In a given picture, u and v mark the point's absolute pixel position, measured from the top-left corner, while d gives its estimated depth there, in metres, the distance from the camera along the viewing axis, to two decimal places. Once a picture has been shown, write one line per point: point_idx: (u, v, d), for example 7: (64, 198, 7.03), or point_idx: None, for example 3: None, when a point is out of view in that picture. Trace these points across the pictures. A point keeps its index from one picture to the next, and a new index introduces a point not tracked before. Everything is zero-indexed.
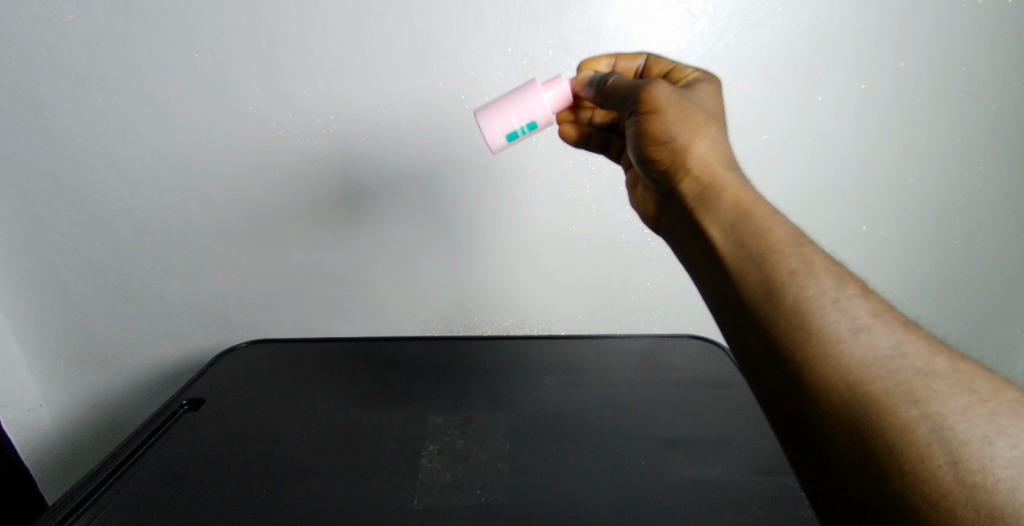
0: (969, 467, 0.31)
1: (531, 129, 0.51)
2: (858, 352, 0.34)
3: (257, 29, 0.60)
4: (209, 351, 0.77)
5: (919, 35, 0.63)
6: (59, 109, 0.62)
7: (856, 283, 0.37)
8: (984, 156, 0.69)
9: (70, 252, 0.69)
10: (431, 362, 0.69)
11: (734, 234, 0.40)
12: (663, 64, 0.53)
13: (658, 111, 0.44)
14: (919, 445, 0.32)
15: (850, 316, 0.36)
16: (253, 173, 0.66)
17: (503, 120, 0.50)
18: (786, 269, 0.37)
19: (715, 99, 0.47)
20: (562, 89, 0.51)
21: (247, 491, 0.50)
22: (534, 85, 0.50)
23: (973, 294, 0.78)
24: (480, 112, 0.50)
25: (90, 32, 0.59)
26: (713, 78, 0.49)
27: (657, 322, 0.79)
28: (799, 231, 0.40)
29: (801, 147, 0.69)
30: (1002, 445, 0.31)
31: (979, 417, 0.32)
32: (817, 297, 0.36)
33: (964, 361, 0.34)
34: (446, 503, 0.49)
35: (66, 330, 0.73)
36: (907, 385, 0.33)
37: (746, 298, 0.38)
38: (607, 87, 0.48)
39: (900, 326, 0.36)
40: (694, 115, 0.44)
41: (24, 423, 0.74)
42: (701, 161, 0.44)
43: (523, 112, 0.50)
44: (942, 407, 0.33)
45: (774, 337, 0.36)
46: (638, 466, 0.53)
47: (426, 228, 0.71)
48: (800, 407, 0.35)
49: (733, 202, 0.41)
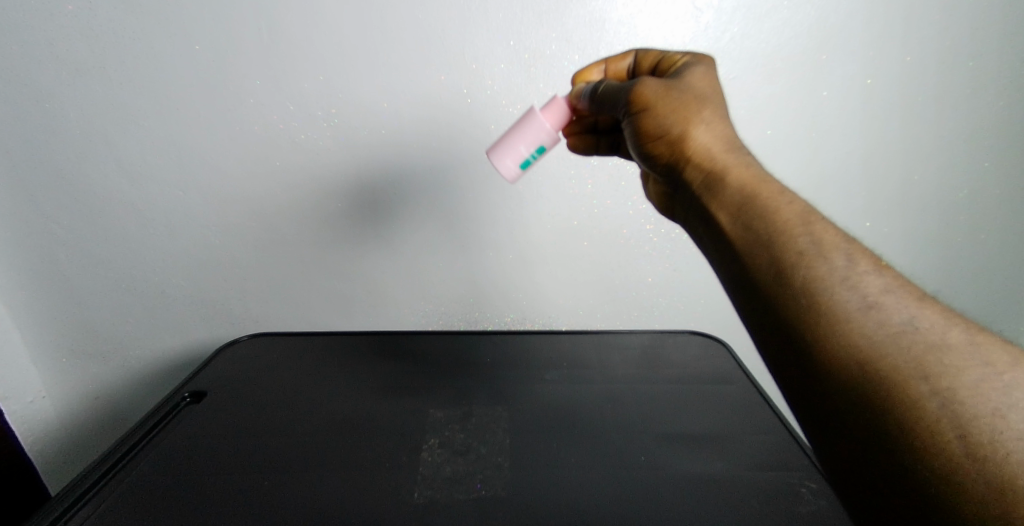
0: (980, 441, 0.31)
1: (541, 153, 0.51)
2: (870, 329, 0.34)
3: (260, 22, 0.60)
4: (210, 345, 0.77)
5: (925, 30, 0.63)
6: (60, 101, 0.62)
7: (869, 258, 0.37)
8: (990, 152, 0.69)
9: (72, 245, 0.69)
10: (436, 355, 0.69)
11: (741, 219, 0.40)
12: (652, 56, 0.52)
13: (649, 109, 0.45)
14: (930, 421, 0.32)
15: (860, 294, 0.35)
16: (256, 165, 0.66)
17: (512, 153, 0.50)
18: (795, 250, 0.37)
19: (709, 82, 0.46)
20: (557, 109, 0.51)
21: (249, 483, 0.50)
22: (531, 111, 0.50)
23: (978, 291, 0.77)
24: (490, 151, 0.50)
25: (92, 23, 0.59)
26: (706, 58, 0.49)
27: (660, 318, 0.78)
28: (808, 208, 0.39)
29: (805, 143, 0.68)
30: (1015, 417, 0.31)
31: (993, 389, 0.32)
32: (829, 276, 0.36)
33: (982, 333, 0.34)
34: (446, 497, 0.49)
35: (67, 323, 0.73)
36: (919, 361, 0.33)
37: (757, 283, 0.38)
38: (598, 94, 0.48)
39: (916, 300, 0.35)
40: (687, 103, 0.44)
41: (26, 415, 0.75)
42: (702, 147, 0.44)
43: (529, 139, 0.50)
44: (952, 382, 0.32)
45: (785, 319, 0.36)
46: (639, 461, 0.53)
47: (428, 223, 0.71)
48: (811, 389, 0.35)
49: (739, 186, 0.41)
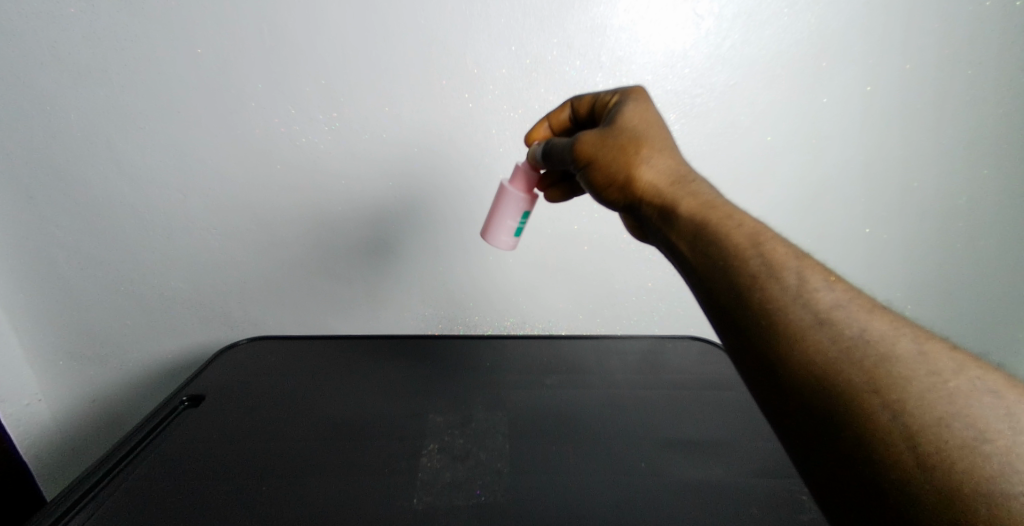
0: (929, 451, 0.33)
1: (528, 217, 0.57)
2: (824, 345, 0.36)
3: (261, 25, 0.60)
4: (209, 348, 0.76)
5: (925, 37, 0.63)
6: (60, 104, 0.61)
7: (820, 272, 0.39)
8: (988, 159, 0.69)
9: (70, 248, 0.68)
10: (436, 358, 0.69)
11: (698, 248, 0.42)
12: (586, 99, 0.54)
13: (592, 162, 0.48)
14: (883, 434, 0.33)
15: (812, 310, 0.37)
16: (256, 169, 0.66)
17: (505, 229, 0.57)
18: (749, 274, 0.39)
19: (644, 118, 0.49)
20: (523, 176, 0.56)
21: (245, 488, 0.50)
22: (502, 189, 0.56)
23: (974, 296, 0.78)
24: (485, 233, 0.58)
25: (93, 26, 0.59)
26: (635, 92, 0.51)
27: (659, 322, 0.79)
28: (757, 229, 0.41)
29: (806, 149, 0.68)
30: (959, 426, 0.33)
31: (939, 399, 0.34)
32: (782, 295, 0.38)
33: (929, 341, 0.36)
34: (444, 503, 0.49)
35: (65, 326, 0.72)
36: (872, 374, 0.35)
37: (722, 310, 0.40)
38: (548, 152, 0.52)
39: (867, 310, 0.37)
40: (624, 147, 0.47)
41: (22, 417, 0.74)
42: (651, 182, 0.46)
43: (513, 213, 0.56)
44: (902, 394, 0.34)
45: (753, 339, 0.38)
46: (639, 467, 0.53)
47: (429, 227, 0.71)
48: (784, 402, 0.37)
49: (688, 216, 0.44)
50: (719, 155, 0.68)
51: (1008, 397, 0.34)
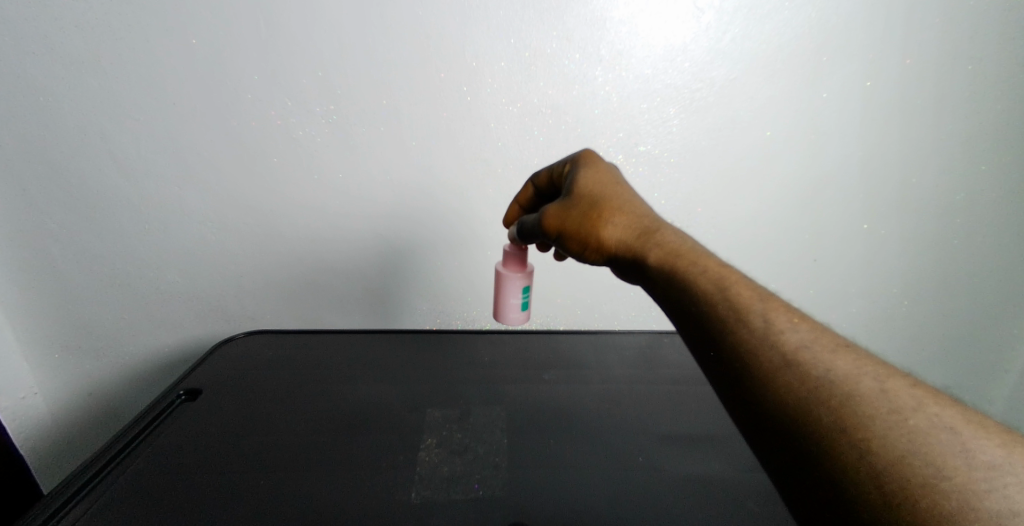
0: (895, 490, 0.33)
1: (528, 291, 0.60)
2: (794, 386, 0.36)
3: (258, 16, 0.59)
4: (206, 342, 0.76)
5: (926, 30, 0.63)
6: (53, 95, 0.60)
7: (785, 311, 0.39)
8: (985, 156, 0.70)
9: (65, 240, 0.67)
10: (427, 356, 0.68)
11: (672, 300, 0.43)
12: (542, 172, 0.56)
13: (562, 233, 0.50)
14: (852, 474, 0.34)
15: (780, 352, 0.37)
16: (252, 162, 0.66)
17: (509, 307, 0.60)
18: (718, 326, 0.40)
19: (597, 178, 0.50)
20: (514, 258, 0.59)
21: (245, 484, 0.50)
22: (500, 275, 0.60)
23: (973, 293, 0.78)
24: (495, 314, 0.61)
25: (87, 17, 0.58)
26: (583, 156, 0.53)
27: (656, 315, 0.79)
28: (720, 275, 0.42)
29: (804, 145, 0.68)
30: (919, 463, 0.33)
31: (901, 438, 0.34)
32: (750, 340, 0.38)
33: (891, 378, 0.36)
34: (442, 497, 0.49)
35: (60, 318, 0.72)
36: (839, 414, 0.35)
37: (702, 364, 0.41)
38: (525, 231, 0.54)
39: (834, 347, 0.38)
40: (586, 213, 0.48)
41: (17, 411, 0.73)
42: (619, 240, 0.47)
43: (512, 291, 0.60)
44: (867, 433, 0.34)
45: (729, 382, 0.39)
46: (635, 462, 0.53)
47: (427, 220, 0.70)
48: (763, 441, 0.37)
49: (657, 266, 0.44)
50: (719, 149, 0.68)
51: (965, 433, 0.34)
